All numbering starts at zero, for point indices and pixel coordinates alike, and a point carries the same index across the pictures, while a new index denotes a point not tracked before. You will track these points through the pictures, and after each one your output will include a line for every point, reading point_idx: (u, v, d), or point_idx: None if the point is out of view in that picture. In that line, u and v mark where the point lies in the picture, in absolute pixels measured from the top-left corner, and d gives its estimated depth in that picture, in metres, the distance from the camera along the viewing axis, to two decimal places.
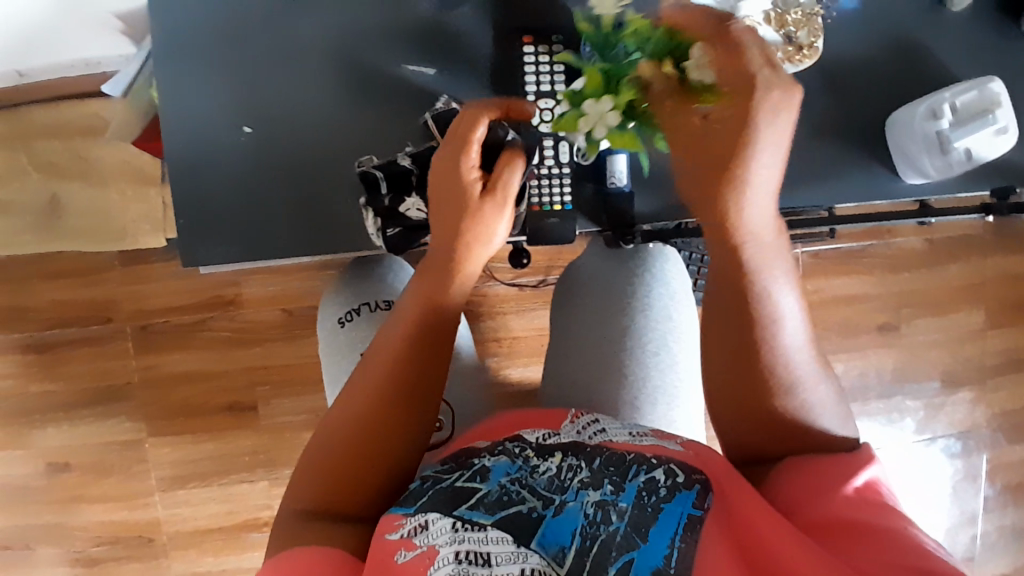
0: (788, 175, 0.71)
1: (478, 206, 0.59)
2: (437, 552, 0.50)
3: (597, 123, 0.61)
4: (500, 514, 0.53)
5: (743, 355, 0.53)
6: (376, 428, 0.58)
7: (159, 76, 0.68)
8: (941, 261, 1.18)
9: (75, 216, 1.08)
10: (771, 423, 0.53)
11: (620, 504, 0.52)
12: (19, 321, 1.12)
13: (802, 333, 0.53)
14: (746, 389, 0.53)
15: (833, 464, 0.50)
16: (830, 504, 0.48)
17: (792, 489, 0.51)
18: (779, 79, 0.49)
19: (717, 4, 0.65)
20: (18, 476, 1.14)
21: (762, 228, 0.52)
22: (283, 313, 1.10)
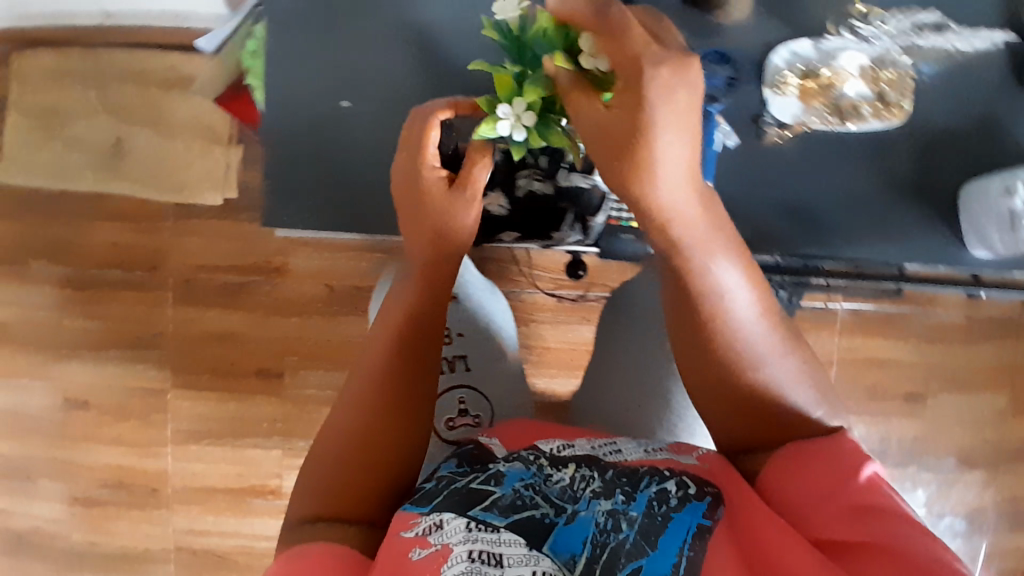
0: (857, 229, 0.71)
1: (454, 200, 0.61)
2: (451, 550, 0.48)
3: (515, 128, 0.55)
4: (513, 517, 0.51)
5: (707, 348, 0.51)
6: (371, 432, 0.59)
7: (272, 38, 0.70)
8: (979, 341, 1.18)
9: (139, 161, 1.10)
10: (731, 410, 0.52)
11: (631, 512, 0.49)
12: (65, 255, 1.13)
13: (758, 321, 0.50)
14: (716, 380, 0.52)
15: (831, 454, 0.48)
16: (828, 503, 0.46)
17: (790, 483, 0.49)
18: (671, 56, 0.41)
19: (816, 53, 0.69)
20: (37, 406, 1.15)
21: (688, 208, 0.47)
22: (325, 289, 1.11)
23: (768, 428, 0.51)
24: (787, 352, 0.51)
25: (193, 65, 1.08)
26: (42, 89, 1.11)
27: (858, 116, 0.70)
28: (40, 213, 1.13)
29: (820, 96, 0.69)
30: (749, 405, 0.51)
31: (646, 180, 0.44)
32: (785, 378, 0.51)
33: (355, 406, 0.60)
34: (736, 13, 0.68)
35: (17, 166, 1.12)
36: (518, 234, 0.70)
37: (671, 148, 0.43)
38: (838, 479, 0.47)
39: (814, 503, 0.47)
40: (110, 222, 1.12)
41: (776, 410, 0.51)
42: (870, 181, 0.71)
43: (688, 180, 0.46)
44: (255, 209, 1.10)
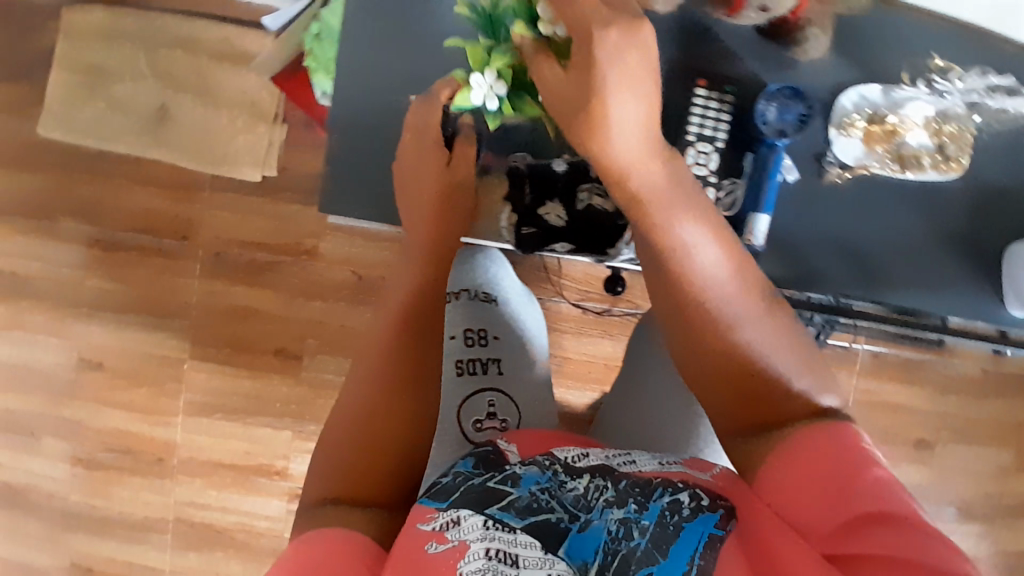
0: (909, 280, 0.72)
1: (450, 176, 0.71)
2: (468, 546, 0.48)
3: (488, 95, 0.63)
4: (530, 520, 0.50)
5: (683, 313, 0.58)
6: (375, 418, 0.64)
7: (348, 23, 0.70)
8: (994, 396, 1.18)
9: (181, 129, 1.10)
10: (711, 372, 0.56)
11: (643, 521, 0.48)
12: (95, 214, 1.12)
13: (729, 288, 0.57)
14: (695, 343, 0.57)
15: (832, 449, 0.47)
16: (830, 499, 0.45)
17: (791, 487, 0.47)
18: (621, 18, 0.51)
19: (884, 99, 0.70)
20: (51, 362, 1.14)
21: (643, 161, 0.55)
22: (353, 276, 1.10)
23: (758, 405, 0.53)
24: (761, 320, 0.55)
25: (246, 40, 1.08)
26: (89, 46, 1.10)
27: (917, 166, 0.70)
28: (73, 170, 1.12)
29: (883, 141, 0.70)
30: (730, 370, 0.55)
31: (603, 136, 0.54)
32: (758, 341, 0.55)
33: (359, 393, 0.66)
34: (814, 50, 0.69)
35: (55, 120, 1.11)
36: (571, 246, 0.70)
37: (623, 107, 0.52)
38: (840, 473, 0.45)
39: (817, 500, 0.45)
40: (145, 187, 1.11)
41: (755, 375, 0.54)
42: (923, 230, 0.72)
43: (645, 144, 0.55)
44: (293, 188, 1.10)
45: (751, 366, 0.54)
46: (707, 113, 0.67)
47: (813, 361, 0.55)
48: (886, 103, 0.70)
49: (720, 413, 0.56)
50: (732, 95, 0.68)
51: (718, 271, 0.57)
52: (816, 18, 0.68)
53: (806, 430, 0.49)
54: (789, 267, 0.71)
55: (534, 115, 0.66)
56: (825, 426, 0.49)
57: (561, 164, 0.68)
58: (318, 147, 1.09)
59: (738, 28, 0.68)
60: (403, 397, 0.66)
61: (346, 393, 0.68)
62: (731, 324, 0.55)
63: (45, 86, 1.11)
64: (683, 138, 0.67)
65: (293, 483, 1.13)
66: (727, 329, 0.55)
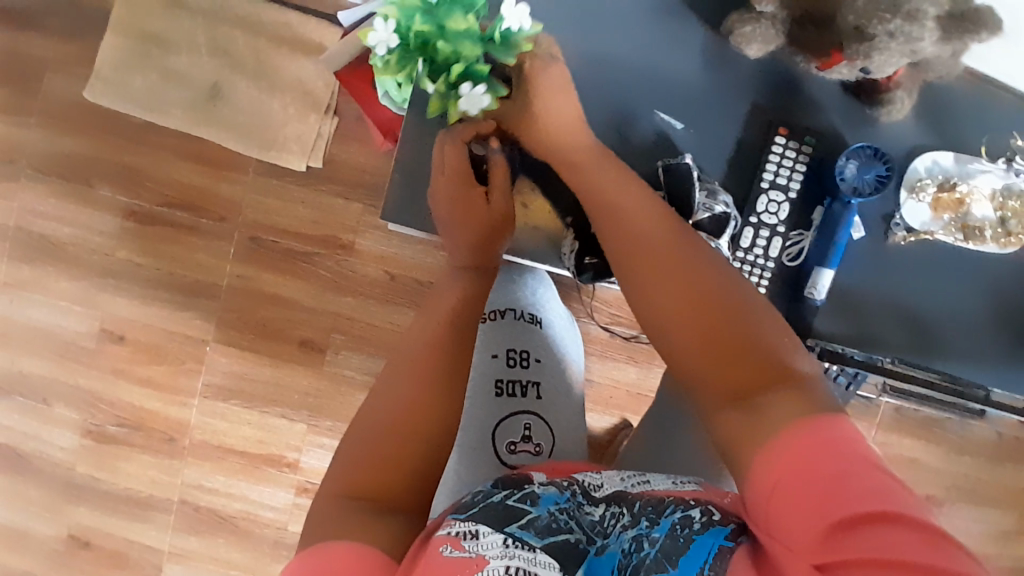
0: (958, 350, 0.72)
1: (494, 209, 0.71)
2: (487, 561, 0.46)
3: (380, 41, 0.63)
4: (549, 540, 0.50)
5: (683, 278, 0.54)
6: (414, 429, 0.58)
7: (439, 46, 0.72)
8: (1007, 461, 1.19)
9: (231, 111, 1.09)
10: (703, 337, 0.51)
11: (654, 534, 0.49)
12: (133, 186, 1.11)
13: (709, 263, 0.55)
14: (691, 307, 0.52)
15: (817, 446, 0.42)
16: (816, 509, 0.40)
17: (775, 495, 0.42)
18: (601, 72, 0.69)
19: (955, 169, 0.70)
20: (72, 330, 1.12)
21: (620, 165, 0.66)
22: (386, 276, 1.10)
23: (747, 375, 0.48)
24: (740, 290, 0.53)
25: (309, 28, 1.08)
26: (149, 15, 1.09)
27: (979, 237, 0.70)
28: (119, 138, 1.11)
29: (951, 208, 0.70)
30: (700, 337, 0.51)
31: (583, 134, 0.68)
32: (741, 315, 0.51)
33: (394, 403, 0.60)
34: (897, 113, 0.68)
35: (104, 86, 1.09)
36: None
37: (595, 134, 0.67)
38: (833, 477, 0.41)
39: (803, 507, 0.41)
40: (187, 163, 1.10)
41: (741, 339, 0.50)
42: (973, 302, 0.72)
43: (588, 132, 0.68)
44: (337, 182, 1.09)
45: (731, 335, 0.50)
46: (783, 163, 0.69)
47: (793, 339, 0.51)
48: (957, 172, 0.70)
49: (705, 388, 0.50)
50: (811, 146, 0.69)
51: (692, 248, 0.56)
52: (907, 82, 0.66)
53: (792, 413, 0.44)
54: (846, 326, 0.71)
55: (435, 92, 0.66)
56: (810, 412, 0.44)
57: None
58: (366, 145, 1.09)
59: (825, 80, 0.69)
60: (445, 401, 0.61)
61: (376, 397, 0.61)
62: (703, 291, 0.52)
63: (98, 50, 1.10)
64: (757, 185, 0.70)
65: (303, 476, 1.12)
66: (701, 301, 0.52)
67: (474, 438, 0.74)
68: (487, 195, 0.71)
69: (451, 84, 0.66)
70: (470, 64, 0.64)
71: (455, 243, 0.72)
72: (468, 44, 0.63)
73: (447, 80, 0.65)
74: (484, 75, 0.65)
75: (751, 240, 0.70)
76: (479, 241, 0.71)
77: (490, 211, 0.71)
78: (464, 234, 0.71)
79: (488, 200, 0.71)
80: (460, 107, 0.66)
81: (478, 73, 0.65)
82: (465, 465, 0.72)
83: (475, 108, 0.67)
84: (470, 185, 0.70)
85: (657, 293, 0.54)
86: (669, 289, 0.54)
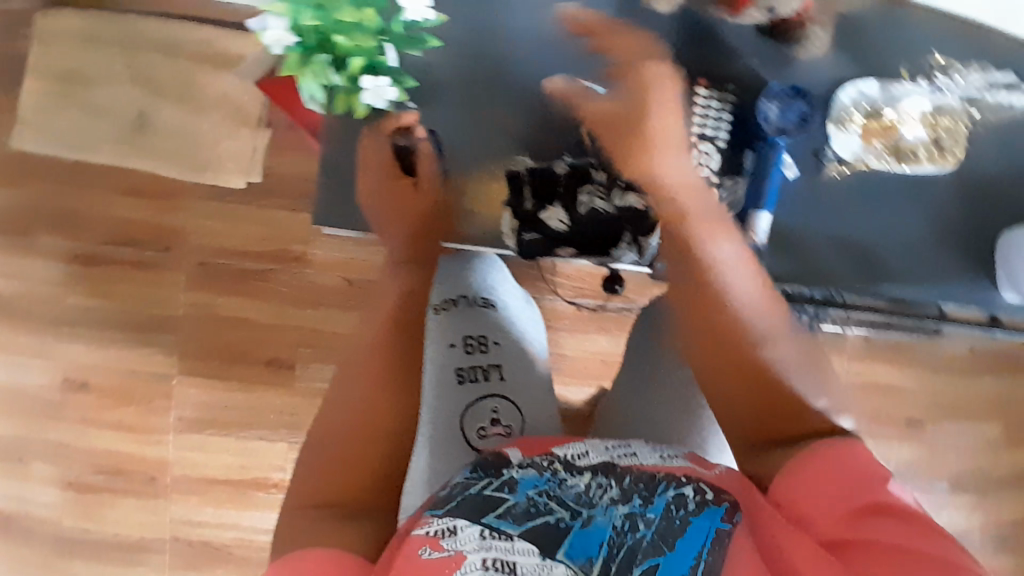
0: (894, 271, 0.74)
1: (422, 195, 0.78)
2: (465, 557, 0.47)
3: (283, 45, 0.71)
4: (528, 525, 0.49)
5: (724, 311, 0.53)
6: (371, 424, 0.61)
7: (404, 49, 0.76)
8: (980, 373, 1.21)
9: (161, 137, 1.05)
10: (746, 372, 0.52)
11: (648, 514, 0.49)
12: (72, 229, 1.08)
13: (753, 302, 0.54)
14: (735, 347, 0.52)
15: (842, 453, 0.48)
16: (836, 497, 0.47)
17: (800, 483, 0.48)
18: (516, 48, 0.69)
19: (879, 96, 0.70)
20: (33, 385, 1.10)
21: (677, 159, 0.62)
22: (344, 282, 1.08)
23: (779, 416, 0.52)
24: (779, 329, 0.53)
25: (229, 41, 1.01)
26: (59, 51, 1.03)
27: (913, 159, 0.71)
28: (49, 181, 1.07)
29: (879, 136, 0.71)
30: (735, 375, 0.52)
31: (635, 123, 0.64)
32: (779, 356, 0.52)
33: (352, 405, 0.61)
34: (815, 48, 0.70)
35: (25, 129, 1.06)
36: (574, 249, 0.77)
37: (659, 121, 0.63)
38: (853, 481, 0.47)
39: (826, 497, 0.47)
40: (124, 198, 1.07)
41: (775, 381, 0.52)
42: (921, 227, 0.74)
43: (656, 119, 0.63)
44: (280, 194, 1.07)
45: (768, 382, 0.52)
46: (709, 113, 0.70)
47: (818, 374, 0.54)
48: (882, 99, 0.70)
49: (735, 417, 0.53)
50: (733, 92, 0.70)
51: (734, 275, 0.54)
52: (818, 16, 0.69)
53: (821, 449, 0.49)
54: (784, 263, 0.74)
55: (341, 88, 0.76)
56: (836, 436, 0.50)
57: (563, 167, 0.77)
58: (304, 152, 1.06)
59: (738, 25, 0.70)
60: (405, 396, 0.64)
61: (335, 399, 0.63)
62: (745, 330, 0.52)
63: (11, 94, 1.05)
64: None
65: None
66: (740, 344, 0.52)
67: (440, 428, 0.71)
68: (414, 184, 0.78)
69: (354, 79, 0.75)
70: (370, 62, 0.75)
71: (392, 231, 0.78)
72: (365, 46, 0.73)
73: (350, 78, 0.75)
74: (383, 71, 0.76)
75: None
76: (419, 234, 0.77)
77: (417, 198, 0.78)
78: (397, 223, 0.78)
79: (416, 188, 0.78)
80: (365, 99, 0.77)
81: (379, 70, 0.76)
82: (437, 457, 0.68)
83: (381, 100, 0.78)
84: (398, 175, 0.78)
85: (705, 321, 0.53)
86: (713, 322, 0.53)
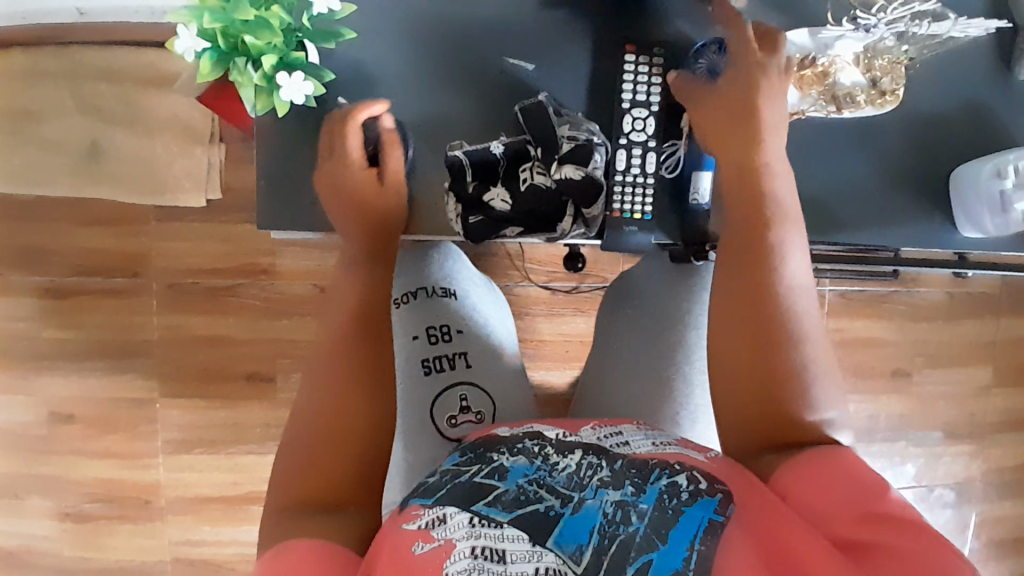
0: (850, 216, 0.73)
1: (387, 192, 0.69)
2: (454, 545, 0.46)
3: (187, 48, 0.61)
4: (518, 512, 0.48)
5: (755, 303, 0.55)
6: (344, 429, 0.56)
7: (380, 35, 0.70)
8: (959, 317, 1.21)
9: (116, 163, 1.05)
10: (765, 367, 0.53)
11: (641, 505, 0.47)
12: (41, 263, 1.08)
13: (796, 310, 0.55)
14: (763, 341, 0.54)
15: (850, 463, 0.48)
16: (845, 502, 0.45)
17: (809, 484, 0.47)
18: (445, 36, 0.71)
19: (810, 44, 0.69)
20: (19, 421, 1.10)
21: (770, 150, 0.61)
22: (315, 289, 1.09)
23: (784, 419, 0.52)
24: (815, 334, 0.55)
25: (173, 60, 1.01)
26: None
27: (853, 104, 0.70)
28: (12, 219, 1.07)
29: (817, 84, 0.69)
30: (759, 366, 0.54)
31: (716, 110, 0.63)
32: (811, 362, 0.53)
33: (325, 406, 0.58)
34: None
35: None
36: (521, 229, 0.71)
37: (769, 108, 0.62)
38: (858, 483, 0.46)
39: (834, 499, 0.46)
40: (89, 227, 1.08)
41: (789, 380, 0.53)
42: (871, 171, 0.74)
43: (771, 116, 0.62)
44: (242, 209, 1.08)
45: (784, 387, 0.53)
46: (638, 78, 0.68)
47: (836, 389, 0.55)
48: (813, 47, 0.69)
49: (735, 411, 0.54)
50: (661, 57, 0.68)
51: (784, 273, 0.56)
52: None
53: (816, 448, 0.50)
54: None
55: (257, 88, 0.63)
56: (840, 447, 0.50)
57: (499, 147, 0.70)
58: None
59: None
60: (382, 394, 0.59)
61: (304, 401, 0.59)
62: (784, 323, 0.54)
63: None
64: (618, 106, 0.69)
65: None
66: (775, 334, 0.54)
67: (411, 418, 0.74)
68: (378, 177, 0.69)
69: (270, 75, 0.63)
70: (285, 53, 0.63)
71: (348, 222, 0.69)
72: (273, 34, 0.61)
73: (266, 74, 0.63)
74: (303, 63, 0.64)
75: (625, 161, 0.69)
76: (373, 232, 0.69)
77: (383, 193, 0.69)
78: (353, 214, 0.69)
79: (380, 181, 0.69)
80: (282, 98, 0.63)
81: (296, 61, 0.64)
82: (411, 449, 0.72)
83: (301, 97, 0.63)
84: (359, 161, 0.68)
85: (746, 309, 0.55)
86: (756, 310, 0.55)
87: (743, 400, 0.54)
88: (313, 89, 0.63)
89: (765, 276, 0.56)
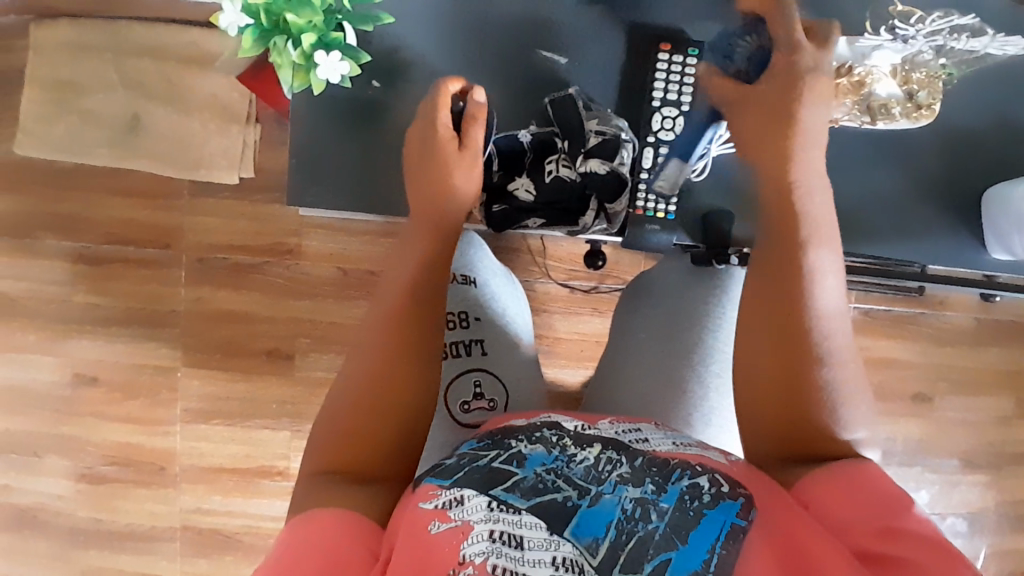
0: (877, 229, 0.73)
1: (467, 157, 0.67)
2: (472, 527, 0.46)
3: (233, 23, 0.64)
4: (536, 500, 0.49)
5: (787, 310, 0.55)
6: (375, 400, 0.56)
7: (417, 22, 0.71)
8: (985, 343, 1.18)
9: (155, 138, 1.08)
10: (784, 372, 0.53)
11: (662, 504, 0.48)
12: (76, 230, 1.12)
13: (827, 320, 0.54)
14: (787, 346, 0.54)
15: (875, 477, 0.47)
16: (869, 513, 0.45)
17: (832, 493, 0.47)
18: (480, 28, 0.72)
19: (846, 54, 0.68)
20: (46, 381, 1.14)
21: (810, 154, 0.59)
22: (338, 272, 1.10)
23: (798, 423, 0.52)
24: (844, 348, 0.54)
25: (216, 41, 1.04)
26: (54, 59, 1.07)
27: (887, 116, 0.70)
28: (51, 186, 1.11)
29: (852, 94, 0.69)
30: (786, 377, 0.53)
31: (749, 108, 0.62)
32: (839, 375, 0.53)
33: (357, 377, 0.57)
34: None
35: (30, 138, 1.09)
36: (544, 220, 0.74)
37: (811, 110, 0.60)
38: (883, 497, 0.46)
39: (858, 510, 0.45)
40: (125, 198, 1.11)
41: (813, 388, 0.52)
42: (901, 185, 0.73)
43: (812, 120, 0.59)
44: (273, 189, 1.10)
45: (809, 395, 0.52)
46: (671, 76, 0.70)
47: (866, 402, 0.54)
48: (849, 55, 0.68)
49: (753, 408, 0.55)
50: (694, 57, 0.70)
51: (815, 285, 0.55)
52: None
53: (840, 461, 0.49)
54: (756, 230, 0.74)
55: (294, 65, 0.65)
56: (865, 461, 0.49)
57: (527, 137, 0.72)
58: None
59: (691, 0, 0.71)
60: (418, 370, 0.58)
61: (342, 374, 0.59)
62: (814, 337, 0.54)
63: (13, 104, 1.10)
64: (649, 104, 0.71)
65: None
66: (804, 339, 0.53)
67: None
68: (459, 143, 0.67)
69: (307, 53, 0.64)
70: (323, 33, 0.64)
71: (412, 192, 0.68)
72: (313, 13, 0.63)
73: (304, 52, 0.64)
74: (340, 44, 0.65)
75: (650, 158, 0.71)
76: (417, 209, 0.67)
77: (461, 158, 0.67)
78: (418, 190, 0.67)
79: (461, 147, 0.67)
80: (318, 76, 0.64)
81: (333, 41, 0.65)
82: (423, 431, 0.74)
83: (336, 76, 0.65)
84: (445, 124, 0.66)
85: (778, 313, 0.55)
86: (786, 322, 0.54)
87: (763, 402, 0.54)
88: (348, 69, 0.65)
89: (797, 283, 0.55)
